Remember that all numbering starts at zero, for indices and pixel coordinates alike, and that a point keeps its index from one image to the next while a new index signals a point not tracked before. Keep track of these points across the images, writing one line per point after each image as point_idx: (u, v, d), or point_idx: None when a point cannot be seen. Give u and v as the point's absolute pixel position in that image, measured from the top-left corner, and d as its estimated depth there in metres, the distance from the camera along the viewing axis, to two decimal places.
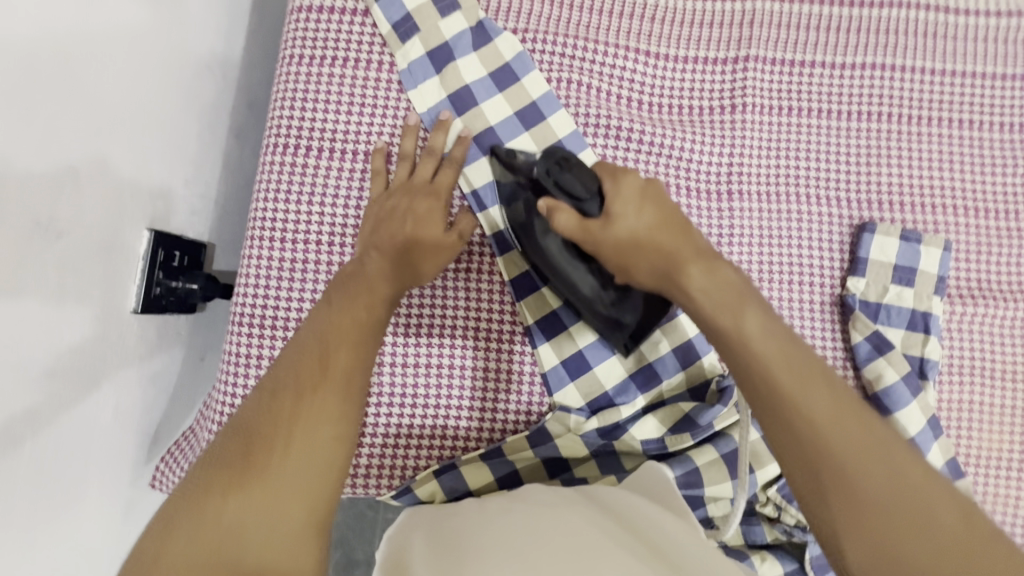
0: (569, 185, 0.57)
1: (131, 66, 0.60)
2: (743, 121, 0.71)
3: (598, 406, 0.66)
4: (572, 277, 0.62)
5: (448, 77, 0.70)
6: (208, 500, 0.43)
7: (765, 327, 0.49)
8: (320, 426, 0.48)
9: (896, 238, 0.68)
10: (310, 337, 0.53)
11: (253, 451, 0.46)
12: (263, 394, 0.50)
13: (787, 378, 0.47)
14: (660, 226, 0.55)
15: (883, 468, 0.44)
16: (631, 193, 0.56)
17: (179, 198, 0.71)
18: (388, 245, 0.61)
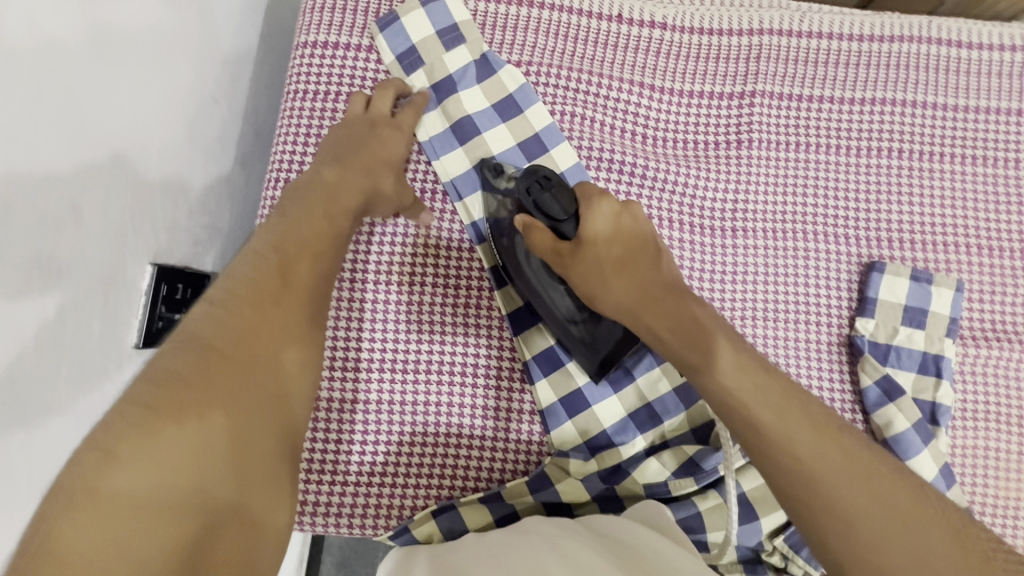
0: (547, 206, 0.58)
1: (137, 101, 0.60)
2: (749, 158, 0.70)
3: (597, 445, 0.65)
4: (550, 297, 0.63)
5: (450, 108, 0.70)
6: (168, 402, 0.43)
7: (740, 367, 0.51)
8: (284, 349, 0.52)
9: (906, 278, 0.67)
10: (267, 249, 0.56)
11: (209, 357, 0.47)
12: (214, 303, 0.51)
13: (764, 413, 0.48)
14: (623, 243, 0.57)
15: (877, 493, 0.44)
16: (605, 219, 0.57)
17: (182, 228, 0.71)
18: (357, 165, 0.63)
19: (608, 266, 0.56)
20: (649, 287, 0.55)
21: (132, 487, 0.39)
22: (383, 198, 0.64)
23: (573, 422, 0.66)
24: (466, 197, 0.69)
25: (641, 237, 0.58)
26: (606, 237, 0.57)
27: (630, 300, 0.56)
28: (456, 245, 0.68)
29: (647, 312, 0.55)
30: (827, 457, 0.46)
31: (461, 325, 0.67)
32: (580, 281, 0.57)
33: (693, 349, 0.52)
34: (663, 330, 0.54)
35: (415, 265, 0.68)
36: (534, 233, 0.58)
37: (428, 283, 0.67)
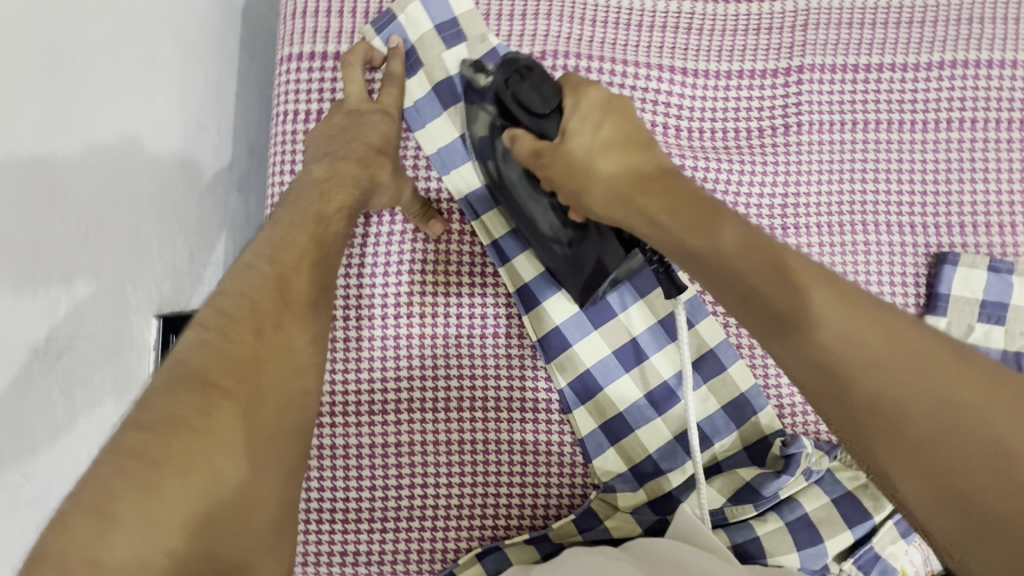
0: (529, 99, 0.51)
1: (113, 148, 0.54)
2: (799, 143, 0.62)
3: (643, 472, 0.62)
4: (530, 211, 0.57)
5: (457, 114, 0.63)
6: (169, 453, 0.39)
7: (743, 238, 0.40)
8: (287, 374, 0.45)
9: (983, 269, 0.59)
10: (260, 260, 0.49)
11: (208, 396, 0.42)
12: (206, 325, 0.45)
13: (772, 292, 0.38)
14: (613, 129, 0.47)
15: (915, 374, 0.36)
16: (591, 107, 0.48)
17: (183, 272, 0.65)
18: (351, 156, 0.56)
19: (591, 152, 0.46)
20: (638, 160, 0.46)
21: (131, 558, 0.36)
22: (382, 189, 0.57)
23: (616, 449, 0.62)
24: (483, 214, 0.62)
25: (636, 122, 0.48)
26: (591, 125, 0.47)
27: (619, 184, 0.45)
28: (479, 271, 0.63)
29: (642, 190, 0.44)
30: (869, 339, 0.36)
31: (489, 360, 0.62)
32: (562, 174, 0.48)
33: (689, 225, 0.42)
34: (658, 213, 0.43)
35: (436, 300, 0.62)
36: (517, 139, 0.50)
37: (452, 314, 0.62)
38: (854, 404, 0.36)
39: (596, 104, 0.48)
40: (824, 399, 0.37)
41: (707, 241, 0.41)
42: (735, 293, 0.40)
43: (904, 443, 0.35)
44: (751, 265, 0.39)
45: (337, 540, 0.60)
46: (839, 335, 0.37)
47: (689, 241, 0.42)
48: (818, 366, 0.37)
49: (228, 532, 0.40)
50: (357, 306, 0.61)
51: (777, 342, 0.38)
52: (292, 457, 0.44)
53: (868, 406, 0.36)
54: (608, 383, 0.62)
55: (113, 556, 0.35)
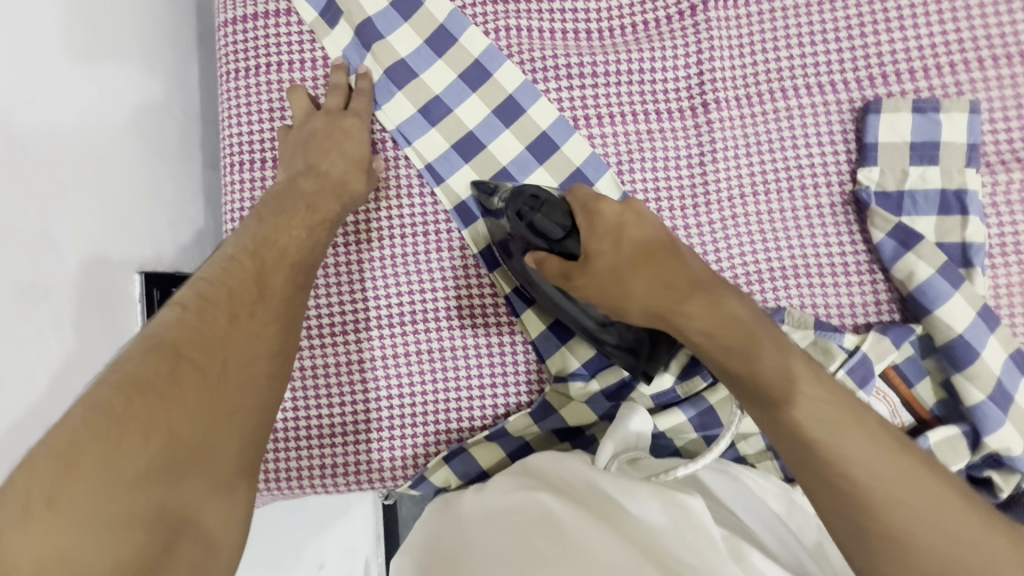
0: (544, 227, 0.55)
1: (81, 122, 0.61)
2: (707, 23, 0.64)
3: (596, 364, 0.63)
4: (575, 314, 0.58)
5: (380, 52, 0.66)
6: (138, 412, 0.41)
7: (783, 368, 0.45)
8: (258, 360, 0.49)
9: (908, 112, 0.59)
10: (240, 252, 0.54)
11: (179, 363, 0.45)
12: (186, 305, 0.49)
13: (805, 416, 0.43)
14: (632, 236, 0.51)
15: (920, 499, 0.41)
16: (609, 224, 0.52)
17: (165, 237, 0.73)
18: (330, 152, 0.62)
19: (617, 273, 0.51)
20: (668, 281, 0.49)
21: (92, 501, 0.37)
22: (361, 194, 0.63)
23: (566, 347, 0.62)
24: (415, 141, 0.66)
25: (651, 226, 0.52)
26: (609, 246, 0.52)
27: (648, 305, 0.50)
28: (418, 192, 0.66)
29: (677, 308, 0.48)
30: (885, 466, 0.42)
31: (436, 273, 0.65)
32: (596, 294, 0.52)
33: (728, 353, 0.47)
34: (694, 332, 0.48)
35: (379, 223, 0.66)
36: (545, 263, 0.54)
37: (395, 234, 0.66)
38: (870, 527, 0.41)
39: (611, 221, 0.52)
40: (844, 518, 0.42)
41: (745, 367, 0.46)
42: (766, 418, 0.45)
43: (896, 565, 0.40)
44: (800, 401, 0.44)
45: (316, 456, 0.64)
46: (862, 469, 0.42)
47: (737, 373, 0.47)
48: (836, 486, 0.42)
49: (186, 497, 0.41)
50: None
51: (802, 467, 0.44)
52: (256, 438, 0.47)
53: (878, 532, 0.41)
54: None
55: (74, 505, 0.36)
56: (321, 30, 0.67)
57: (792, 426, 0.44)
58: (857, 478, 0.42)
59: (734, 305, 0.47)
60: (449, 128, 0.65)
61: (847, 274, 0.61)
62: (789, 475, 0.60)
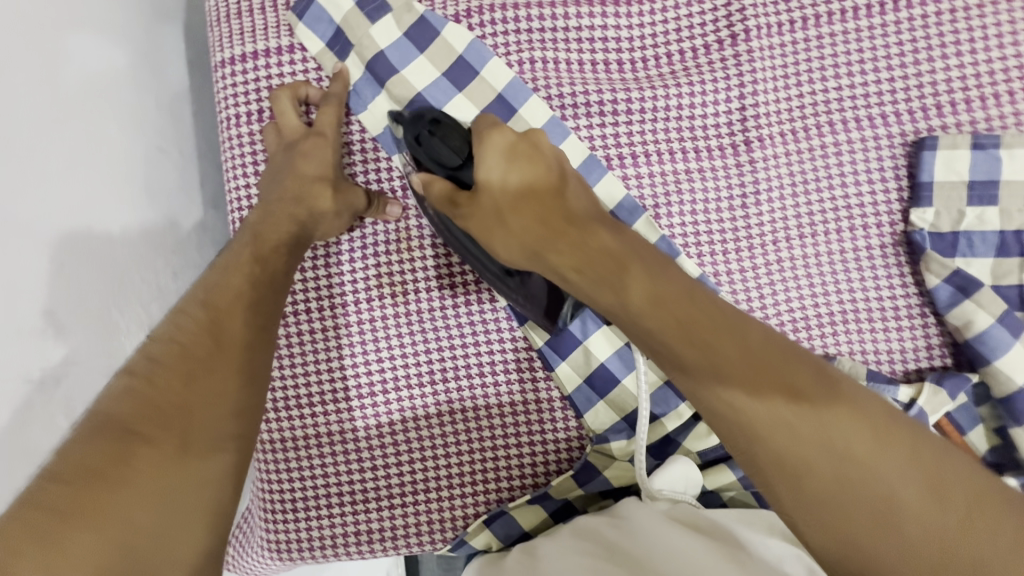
0: (441, 155, 0.53)
1: (76, 183, 0.55)
2: (749, 53, 0.59)
3: (638, 420, 0.60)
4: (477, 254, 0.56)
5: (395, 89, 0.61)
6: (83, 506, 0.37)
7: (652, 290, 0.47)
8: (220, 421, 0.44)
9: (966, 148, 0.56)
10: (193, 303, 0.49)
11: (127, 441, 0.40)
12: (135, 371, 0.44)
13: (673, 340, 0.45)
14: (525, 174, 0.52)
15: (813, 418, 0.40)
16: (497, 153, 0.52)
17: (171, 292, 0.68)
18: (294, 183, 0.57)
19: (501, 207, 0.51)
20: (545, 209, 0.51)
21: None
22: (328, 213, 0.57)
23: (605, 401, 0.60)
24: None
25: (544, 162, 0.52)
26: (499, 170, 0.52)
27: (529, 238, 0.51)
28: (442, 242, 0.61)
29: (551, 242, 0.50)
30: (768, 391, 0.41)
31: (467, 330, 0.61)
32: (478, 230, 0.52)
33: (602, 282, 0.48)
34: (565, 267, 0.50)
35: (404, 277, 0.62)
36: (431, 185, 0.53)
37: (420, 288, 0.62)
38: (763, 461, 0.41)
39: (500, 150, 0.52)
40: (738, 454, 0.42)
41: (615, 297, 0.48)
42: (647, 346, 0.47)
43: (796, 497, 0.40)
44: (665, 325, 0.46)
45: (349, 521, 0.62)
46: (743, 401, 0.42)
47: (606, 305, 0.49)
48: (720, 416, 0.42)
49: None
50: (329, 297, 0.62)
51: (704, 404, 0.43)
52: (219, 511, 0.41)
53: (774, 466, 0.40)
54: (586, 337, 0.60)
55: None
56: (329, 63, 0.61)
57: (673, 353, 0.45)
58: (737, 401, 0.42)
59: (603, 237, 0.50)
60: None
61: (897, 319, 0.58)
62: None
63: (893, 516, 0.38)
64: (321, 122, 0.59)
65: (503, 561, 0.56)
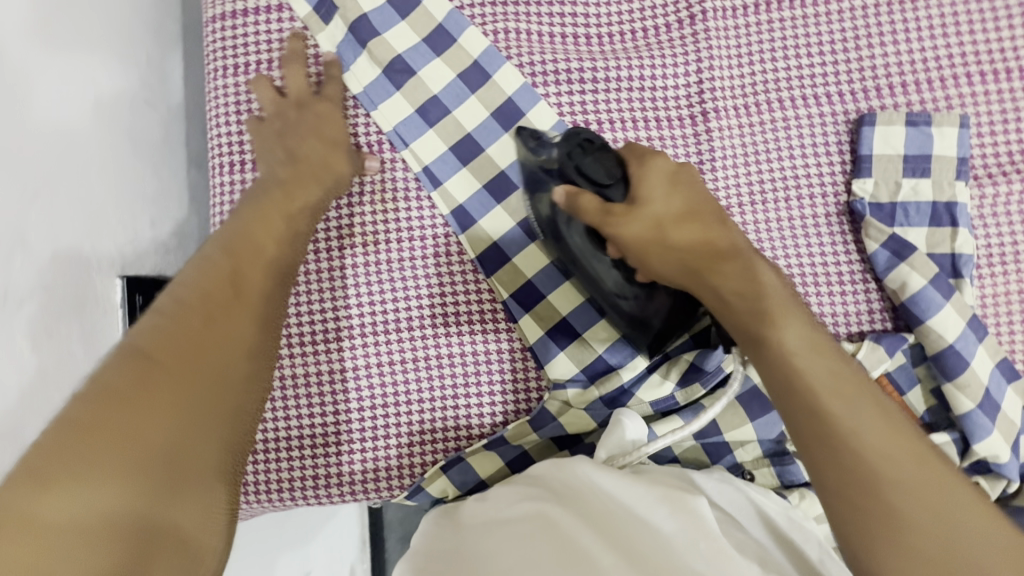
0: (592, 171, 0.53)
1: (53, 118, 0.58)
2: (706, 32, 0.63)
3: (596, 372, 0.62)
4: (595, 270, 0.56)
5: (377, 50, 0.64)
6: (94, 440, 0.34)
7: (805, 336, 0.44)
8: (234, 366, 0.41)
9: (901, 125, 0.60)
10: (215, 253, 0.47)
11: (152, 369, 0.38)
12: (161, 310, 0.41)
13: (810, 373, 0.42)
14: (687, 199, 0.51)
15: (909, 459, 0.39)
16: (659, 176, 0.52)
17: (147, 239, 0.70)
18: (310, 149, 0.59)
19: (661, 224, 0.50)
20: (711, 236, 0.50)
21: (69, 517, 0.31)
22: (345, 180, 0.61)
23: (565, 353, 0.62)
24: (412, 142, 0.64)
25: (700, 197, 0.52)
26: (661, 193, 0.51)
27: (676, 263, 0.49)
28: (414, 196, 0.64)
29: (712, 265, 0.48)
30: (881, 430, 0.40)
31: (434, 280, 0.63)
32: (632, 241, 0.50)
33: (755, 315, 0.45)
34: (723, 290, 0.47)
35: (374, 228, 0.64)
36: (581, 198, 0.51)
37: (390, 240, 0.64)
38: (845, 482, 0.39)
39: (664, 175, 0.52)
40: (825, 474, 0.40)
41: (774, 332, 0.44)
42: (777, 378, 0.43)
43: (884, 527, 0.38)
44: (819, 371, 0.42)
45: (308, 466, 0.63)
46: (853, 418, 0.41)
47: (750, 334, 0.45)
48: (824, 439, 0.40)
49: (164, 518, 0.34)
50: None
51: (806, 423, 0.41)
52: (229, 451, 0.39)
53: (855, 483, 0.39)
54: (549, 290, 0.63)
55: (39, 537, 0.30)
56: (316, 25, 0.64)
57: (802, 381, 0.42)
58: (847, 430, 0.40)
59: (763, 271, 0.47)
60: (447, 129, 0.64)
61: (842, 283, 0.62)
62: (786, 482, 0.59)
63: (949, 567, 0.37)
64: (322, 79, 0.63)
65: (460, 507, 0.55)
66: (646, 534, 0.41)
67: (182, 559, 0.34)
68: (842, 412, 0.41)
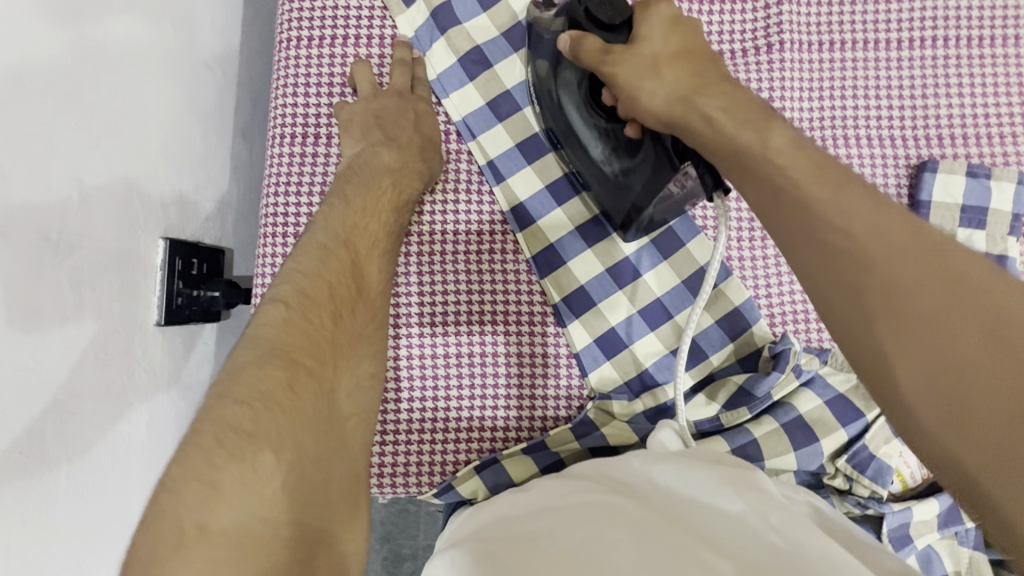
0: (599, 12, 0.51)
1: (117, 67, 0.56)
2: (782, 61, 0.64)
3: (640, 386, 0.62)
4: (584, 137, 0.56)
5: (455, 39, 0.64)
6: (256, 433, 0.40)
7: (794, 142, 0.40)
8: (361, 358, 0.49)
9: (962, 175, 0.62)
10: (332, 239, 0.51)
11: (294, 373, 0.44)
12: (290, 304, 0.47)
13: (804, 179, 0.37)
14: (685, 40, 0.49)
15: (925, 248, 0.33)
16: (662, 18, 0.49)
17: (190, 203, 0.68)
18: (411, 144, 0.59)
19: (658, 61, 0.47)
20: (702, 76, 0.46)
21: (234, 522, 0.37)
22: (438, 172, 0.61)
23: (611, 363, 0.62)
24: (480, 134, 0.63)
25: (700, 42, 0.49)
26: (659, 37, 0.49)
27: (663, 100, 0.46)
28: (476, 189, 0.64)
29: (701, 93, 0.45)
30: (887, 221, 0.34)
31: (487, 275, 0.62)
32: (626, 77, 0.48)
33: (746, 123, 0.41)
34: (722, 116, 0.43)
35: (433, 218, 0.63)
36: (585, 38, 0.50)
37: (447, 230, 0.63)
38: (860, 279, 0.33)
39: (666, 18, 0.49)
40: (834, 296, 0.34)
41: (755, 139, 0.40)
42: (768, 201, 0.38)
43: (920, 375, 0.30)
44: (803, 168, 0.38)
45: None
46: (860, 218, 0.35)
47: (739, 141, 0.41)
48: (829, 240, 0.35)
49: (314, 504, 0.41)
50: None
51: (806, 237, 0.36)
52: (359, 441, 0.46)
53: (874, 281, 0.33)
54: (601, 298, 0.62)
55: (221, 521, 0.37)
56: (396, 7, 0.64)
57: (795, 183, 0.37)
58: (845, 220, 0.35)
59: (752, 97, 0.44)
60: (516, 126, 0.64)
61: None
62: None
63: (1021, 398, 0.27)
64: (396, 62, 0.62)
65: (495, 501, 0.53)
66: (724, 520, 0.41)
67: (326, 539, 0.40)
68: (841, 211, 0.35)
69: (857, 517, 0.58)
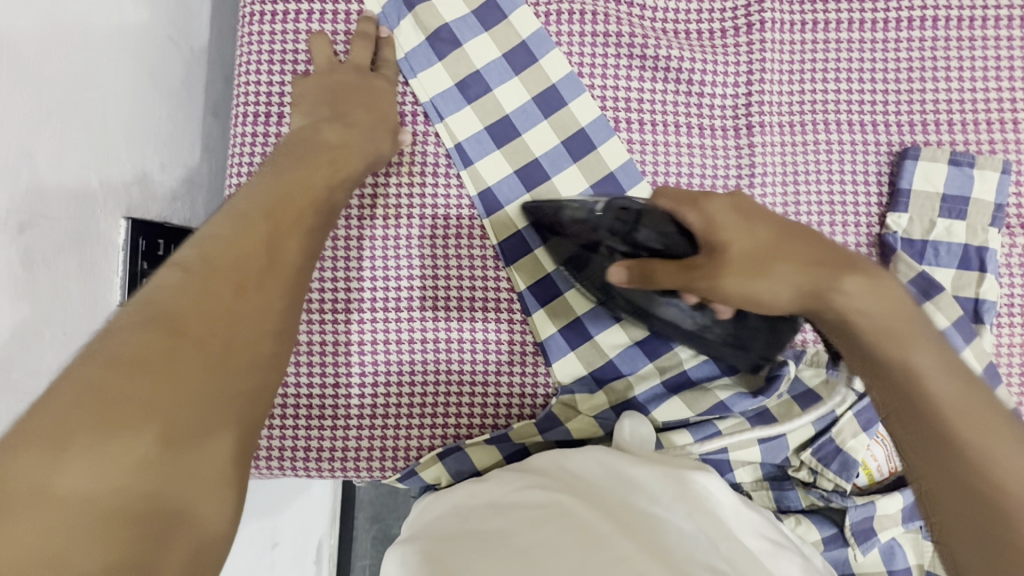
0: (644, 238, 0.51)
1: (74, 40, 0.54)
2: (762, 43, 0.62)
3: (604, 376, 0.61)
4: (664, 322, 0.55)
5: (424, 16, 0.62)
6: (120, 392, 0.34)
7: (927, 335, 0.45)
8: (254, 323, 0.42)
9: (944, 163, 0.60)
10: (251, 206, 0.47)
11: (176, 339, 0.38)
12: (188, 267, 0.42)
13: (923, 373, 0.44)
14: (793, 237, 0.49)
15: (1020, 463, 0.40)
16: (740, 218, 0.50)
17: (156, 183, 0.67)
18: (360, 124, 0.57)
19: (778, 281, 0.48)
20: (823, 266, 0.48)
21: (85, 490, 0.31)
22: (386, 156, 0.59)
23: (577, 353, 0.61)
24: (448, 117, 0.61)
25: (795, 230, 0.50)
26: (768, 243, 0.49)
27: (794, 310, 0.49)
28: (443, 173, 0.62)
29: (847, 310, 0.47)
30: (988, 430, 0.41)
31: (453, 260, 0.61)
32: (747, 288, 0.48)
33: (880, 302, 0.46)
34: (859, 295, 0.47)
35: (399, 200, 0.62)
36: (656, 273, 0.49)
37: (413, 213, 0.62)
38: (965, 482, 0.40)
39: (753, 220, 0.50)
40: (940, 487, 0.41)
41: (892, 321, 0.46)
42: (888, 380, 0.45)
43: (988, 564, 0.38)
44: (929, 368, 0.44)
45: (300, 437, 0.60)
46: (966, 424, 0.41)
47: (866, 320, 0.46)
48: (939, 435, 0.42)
49: (180, 477, 0.34)
50: None
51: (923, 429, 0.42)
52: (245, 423, 0.39)
53: (980, 492, 0.39)
54: (569, 287, 0.61)
55: (67, 485, 0.30)
56: None
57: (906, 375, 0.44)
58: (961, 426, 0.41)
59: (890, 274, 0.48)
60: (486, 109, 0.62)
61: None
62: (784, 507, 0.59)
63: None
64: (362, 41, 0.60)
65: (450, 492, 0.53)
66: (668, 531, 0.41)
67: (177, 525, 0.33)
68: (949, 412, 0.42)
69: (821, 509, 0.59)
